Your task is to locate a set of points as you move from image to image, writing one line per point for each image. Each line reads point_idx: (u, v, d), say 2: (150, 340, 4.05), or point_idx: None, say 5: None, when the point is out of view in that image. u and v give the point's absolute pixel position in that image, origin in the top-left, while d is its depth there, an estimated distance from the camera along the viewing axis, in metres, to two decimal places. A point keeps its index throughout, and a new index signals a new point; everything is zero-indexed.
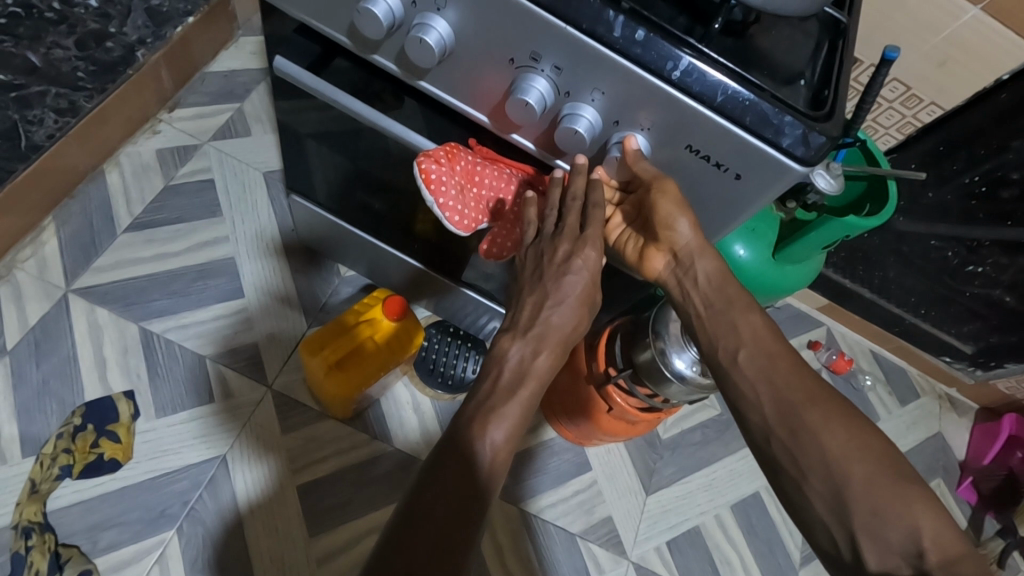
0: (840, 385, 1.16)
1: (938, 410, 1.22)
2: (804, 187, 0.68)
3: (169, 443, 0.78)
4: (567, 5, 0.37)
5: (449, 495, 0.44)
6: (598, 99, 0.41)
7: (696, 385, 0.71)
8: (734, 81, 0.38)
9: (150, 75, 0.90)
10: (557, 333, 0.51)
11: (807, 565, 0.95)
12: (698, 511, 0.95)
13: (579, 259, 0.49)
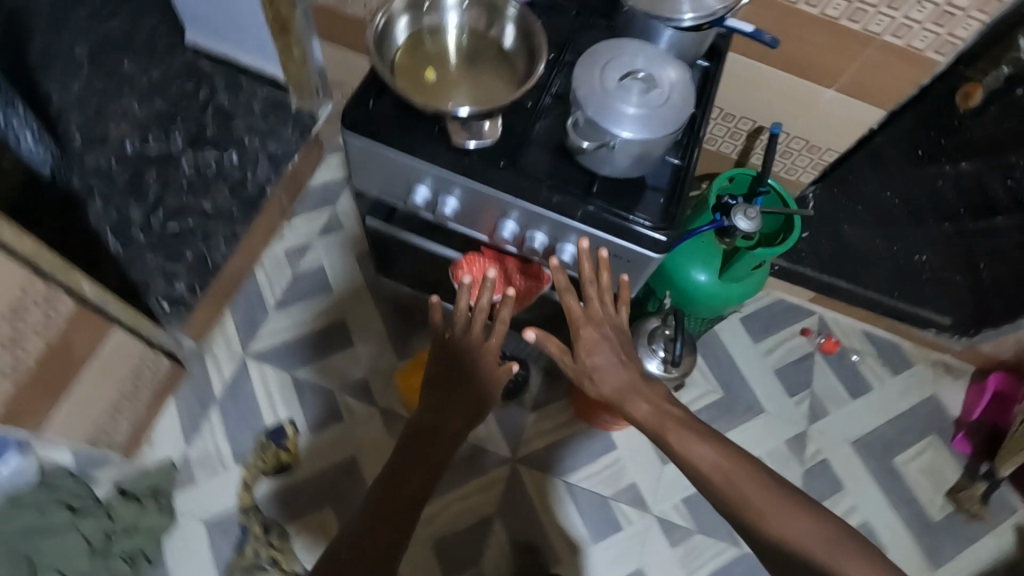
0: (833, 363, 1.37)
1: (933, 376, 1.38)
2: (731, 228, 0.94)
3: (322, 451, 1.17)
4: (515, 188, 0.68)
5: (407, 471, 0.71)
6: (543, 229, 0.72)
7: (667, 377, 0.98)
8: (612, 214, 0.68)
9: (276, 200, 1.31)
10: (471, 402, 0.76)
11: None
12: None
13: (483, 352, 0.76)
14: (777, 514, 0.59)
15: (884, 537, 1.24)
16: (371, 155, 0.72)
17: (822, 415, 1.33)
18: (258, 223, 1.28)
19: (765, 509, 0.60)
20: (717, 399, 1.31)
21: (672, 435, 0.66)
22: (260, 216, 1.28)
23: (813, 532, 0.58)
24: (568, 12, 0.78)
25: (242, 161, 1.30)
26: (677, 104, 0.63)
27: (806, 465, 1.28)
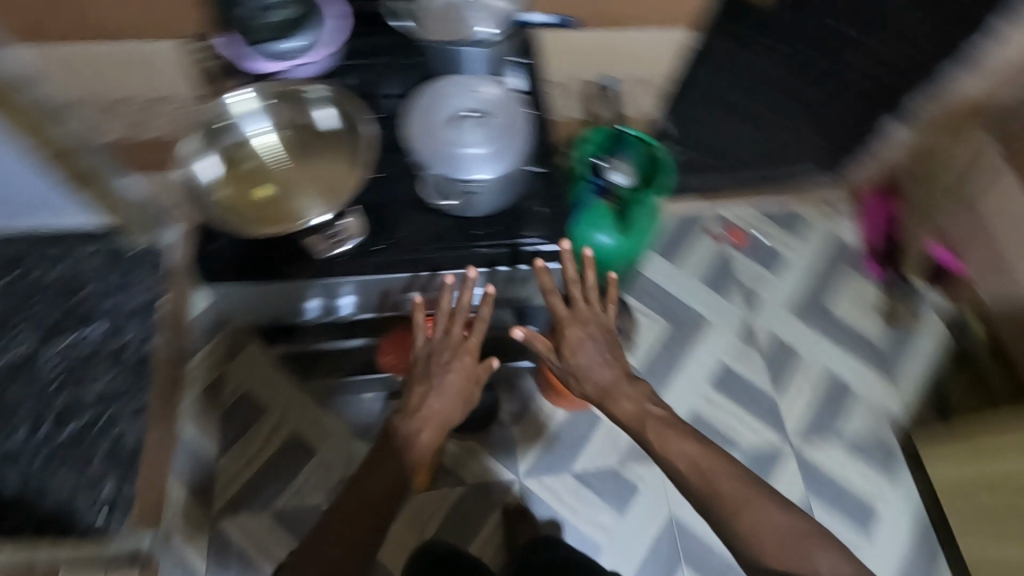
0: (745, 248, 1.45)
1: (824, 220, 1.48)
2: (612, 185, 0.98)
3: None
4: (403, 263, 0.67)
5: (353, 518, 0.68)
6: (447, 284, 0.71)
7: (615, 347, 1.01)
8: (504, 244, 0.68)
9: (163, 352, 1.19)
10: (441, 415, 0.73)
11: (779, 392, 1.31)
12: (689, 401, 1.29)
13: (456, 363, 0.74)
14: (749, 510, 0.70)
15: (851, 378, 1.33)
16: (245, 292, 0.68)
17: (757, 300, 1.40)
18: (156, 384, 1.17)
19: (738, 505, 0.70)
20: (666, 329, 1.36)
21: (653, 434, 0.78)
22: (155, 376, 1.17)
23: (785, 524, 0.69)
24: (368, 57, 0.74)
25: (113, 326, 1.19)
26: (514, 130, 0.65)
27: (763, 349, 1.35)
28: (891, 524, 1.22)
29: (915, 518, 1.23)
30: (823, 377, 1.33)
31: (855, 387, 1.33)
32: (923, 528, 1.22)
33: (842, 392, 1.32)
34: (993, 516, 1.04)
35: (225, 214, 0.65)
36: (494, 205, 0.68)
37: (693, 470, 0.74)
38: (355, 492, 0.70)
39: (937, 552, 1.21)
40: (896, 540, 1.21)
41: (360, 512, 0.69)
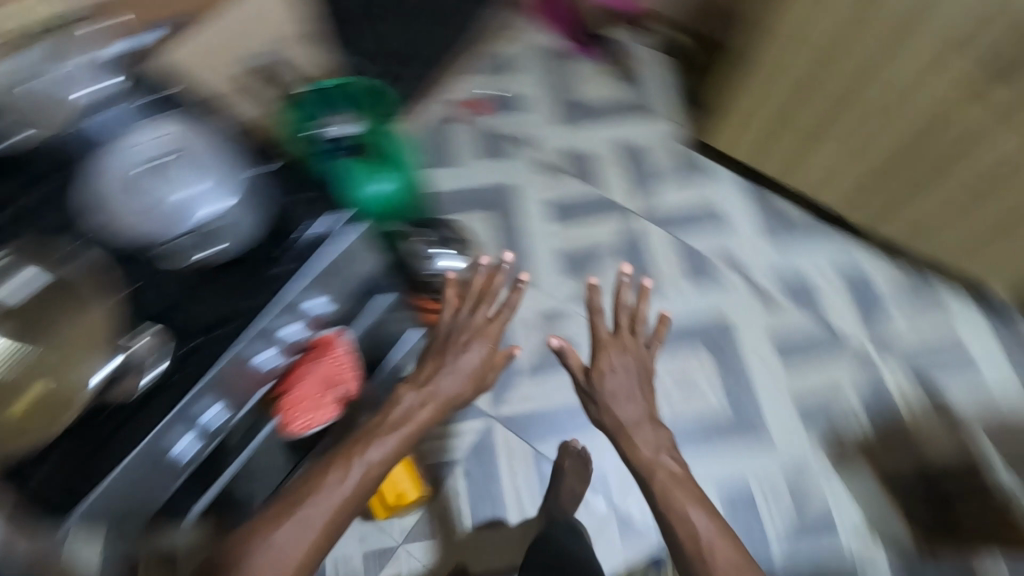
0: (491, 109, 1.52)
1: (522, 39, 1.60)
2: (341, 138, 1.01)
3: None
4: (228, 336, 0.60)
5: (327, 515, 0.70)
6: (286, 325, 0.65)
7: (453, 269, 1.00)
8: (301, 253, 0.64)
9: None
10: (449, 390, 0.89)
11: (599, 187, 1.45)
12: (549, 247, 1.38)
13: (472, 343, 0.94)
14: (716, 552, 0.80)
15: (633, 136, 1.50)
16: (117, 500, 0.56)
17: (529, 136, 1.50)
18: None
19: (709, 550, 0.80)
20: (492, 215, 1.41)
21: (659, 486, 0.91)
22: None
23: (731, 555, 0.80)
24: None
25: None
26: (202, 163, 0.62)
27: (566, 165, 1.47)
28: (734, 203, 1.43)
29: (743, 187, 1.45)
30: (617, 148, 1.49)
31: (640, 138, 1.50)
32: (752, 188, 1.45)
33: (636, 148, 1.49)
34: (777, 125, 1.27)
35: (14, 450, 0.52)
36: (262, 219, 0.63)
37: (688, 538, 0.82)
38: (334, 483, 0.72)
39: (769, 194, 1.44)
40: (746, 211, 1.42)
41: (339, 502, 0.71)
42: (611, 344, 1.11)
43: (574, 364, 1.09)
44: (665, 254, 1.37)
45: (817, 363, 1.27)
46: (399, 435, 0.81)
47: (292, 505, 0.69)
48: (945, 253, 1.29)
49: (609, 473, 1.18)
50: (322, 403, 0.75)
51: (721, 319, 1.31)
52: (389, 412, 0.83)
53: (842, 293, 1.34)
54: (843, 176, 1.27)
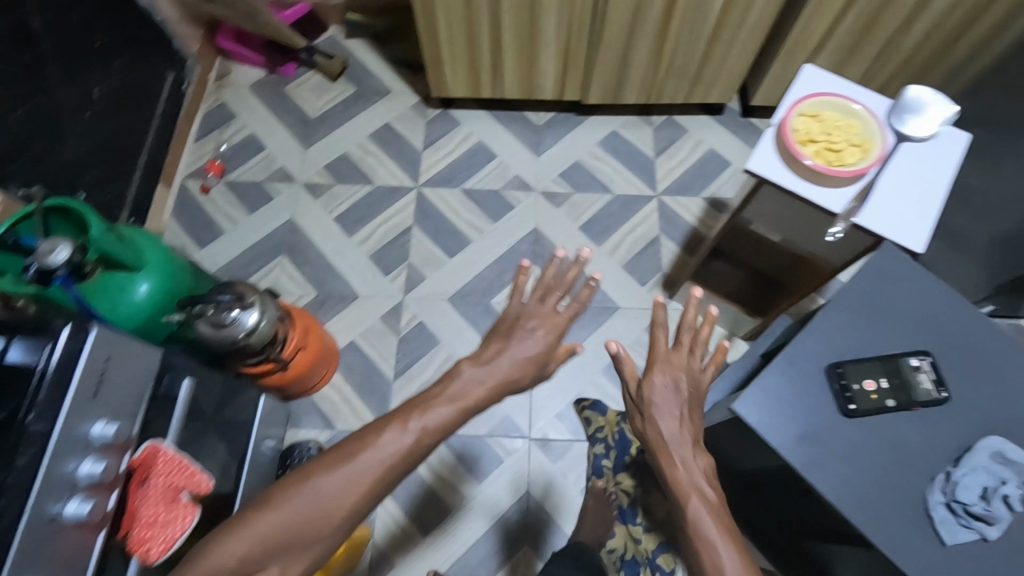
0: (234, 165, 1.47)
1: (233, 87, 1.57)
2: (76, 265, 0.86)
3: None
4: (9, 508, 0.54)
5: (373, 480, 0.62)
6: (75, 462, 0.60)
7: (262, 326, 0.98)
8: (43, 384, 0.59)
9: None
10: (508, 373, 0.73)
11: (374, 180, 1.46)
12: (359, 255, 1.37)
13: (535, 329, 0.78)
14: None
15: (377, 122, 1.54)
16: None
17: (287, 168, 1.47)
18: None
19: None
20: (288, 258, 1.37)
21: (699, 521, 0.66)
22: None
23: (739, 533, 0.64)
24: None
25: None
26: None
27: (332, 178, 1.46)
28: (493, 136, 1.52)
29: (493, 118, 1.53)
30: (369, 139, 1.51)
31: (385, 122, 1.54)
32: (502, 116, 1.54)
33: (386, 132, 1.52)
34: (472, 53, 1.33)
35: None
36: None
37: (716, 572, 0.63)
38: (388, 442, 0.64)
39: (521, 113, 1.54)
40: (506, 137, 1.51)
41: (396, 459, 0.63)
42: (665, 372, 0.76)
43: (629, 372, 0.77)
44: (458, 207, 1.42)
45: (622, 228, 1.41)
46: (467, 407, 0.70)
47: (347, 449, 0.63)
48: (678, 97, 1.45)
49: (512, 412, 1.23)
50: (176, 509, 0.67)
51: (531, 235, 1.40)
52: (453, 382, 0.71)
53: (614, 163, 1.48)
54: (551, 73, 1.37)
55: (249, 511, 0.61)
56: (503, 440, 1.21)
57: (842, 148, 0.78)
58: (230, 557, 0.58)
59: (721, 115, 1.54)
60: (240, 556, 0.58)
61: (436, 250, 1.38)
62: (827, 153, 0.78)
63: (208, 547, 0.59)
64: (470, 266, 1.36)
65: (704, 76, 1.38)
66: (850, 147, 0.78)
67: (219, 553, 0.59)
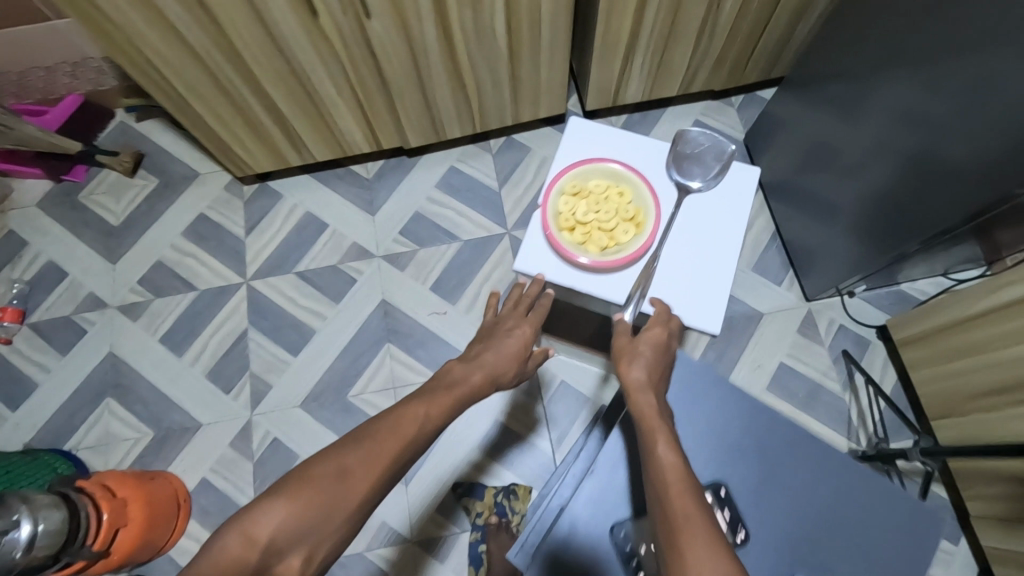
0: (36, 303, 1.30)
1: (18, 212, 1.37)
2: None
3: None
4: None
5: (395, 459, 0.61)
6: None
7: (50, 534, 0.85)
8: None
9: None
10: (496, 366, 0.77)
11: (198, 284, 1.30)
12: (196, 377, 1.23)
13: (516, 330, 0.82)
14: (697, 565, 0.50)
15: (190, 215, 1.36)
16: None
17: (99, 293, 1.30)
18: None
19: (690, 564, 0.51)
20: (117, 398, 1.22)
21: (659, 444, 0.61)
22: None
23: None
24: None
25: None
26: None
27: (150, 292, 1.30)
28: (321, 203, 1.36)
29: (317, 181, 1.37)
30: (185, 236, 1.35)
31: (199, 212, 1.37)
32: (326, 176, 1.38)
33: (202, 224, 1.35)
34: (256, 128, 1.15)
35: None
36: None
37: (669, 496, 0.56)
38: (407, 421, 0.64)
39: (347, 169, 1.38)
40: (335, 200, 1.36)
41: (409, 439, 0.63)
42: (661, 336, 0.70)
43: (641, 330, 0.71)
44: (296, 295, 1.28)
45: (476, 277, 1.29)
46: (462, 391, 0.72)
47: (365, 435, 0.61)
48: (507, 119, 1.32)
49: (390, 518, 1.12)
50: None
51: (380, 309, 1.27)
52: (444, 376, 0.74)
53: (456, 204, 1.35)
54: (354, 126, 1.20)
55: (285, 484, 0.56)
56: (385, 551, 1.11)
57: (615, 229, 0.73)
58: (248, 546, 0.52)
59: (563, 123, 1.41)
60: (264, 540, 0.52)
61: (279, 351, 1.24)
62: (600, 239, 0.73)
63: (236, 534, 0.53)
64: (318, 359, 1.24)
65: (524, 94, 1.25)
66: (624, 224, 0.74)
67: (238, 541, 0.52)
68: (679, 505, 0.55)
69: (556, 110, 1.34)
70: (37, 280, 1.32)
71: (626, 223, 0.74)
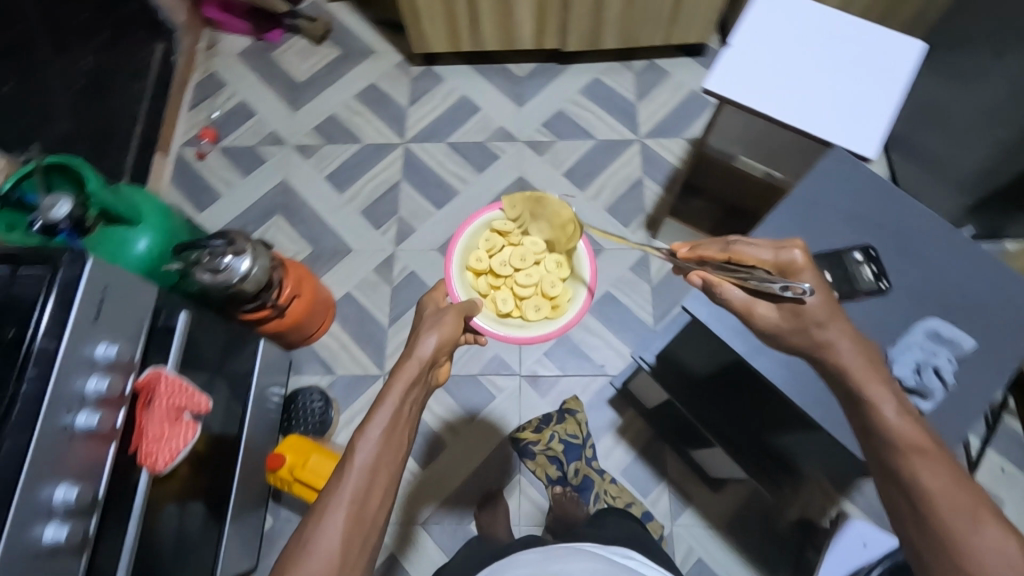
0: (228, 131, 1.52)
1: (221, 58, 1.60)
2: (58, 229, 0.91)
3: (424, 537, 1.16)
4: (32, 407, 0.61)
5: (368, 502, 0.57)
6: (93, 379, 0.68)
7: (258, 275, 1.05)
8: (55, 299, 0.65)
9: None
10: (450, 338, 0.69)
11: (363, 139, 1.50)
12: (352, 210, 1.43)
13: (439, 316, 0.70)
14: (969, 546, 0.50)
15: (363, 82, 1.56)
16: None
17: (278, 133, 1.52)
18: None
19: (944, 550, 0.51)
20: (283, 217, 1.43)
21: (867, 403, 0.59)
22: None
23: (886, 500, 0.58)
24: None
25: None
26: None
27: (322, 139, 1.51)
28: (476, 89, 1.54)
29: (475, 71, 1.55)
30: (356, 99, 1.55)
31: (370, 81, 1.57)
32: (483, 69, 1.56)
33: (372, 90, 1.55)
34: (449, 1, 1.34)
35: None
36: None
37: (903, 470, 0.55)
38: (359, 465, 0.58)
39: (502, 65, 1.56)
40: (489, 89, 1.54)
41: (374, 473, 0.59)
42: (826, 309, 0.62)
43: (762, 294, 0.65)
44: (444, 159, 1.46)
45: (604, 172, 1.44)
46: (415, 393, 0.65)
47: (326, 504, 0.57)
48: (655, 38, 1.47)
49: (502, 351, 1.28)
50: (180, 426, 0.79)
51: (516, 184, 1.43)
52: (402, 371, 0.65)
53: (594, 108, 1.50)
54: (527, 15, 1.38)
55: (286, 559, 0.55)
56: (494, 378, 1.26)
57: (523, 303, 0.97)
58: None
59: (701, 55, 1.55)
60: None
61: (425, 203, 1.42)
62: (506, 303, 0.98)
63: None
64: (457, 215, 1.41)
65: (680, 13, 1.40)
66: (537, 302, 0.96)
67: None
68: (900, 439, 0.56)
69: (700, 37, 1.48)
70: (229, 114, 1.54)
71: (540, 299, 0.97)
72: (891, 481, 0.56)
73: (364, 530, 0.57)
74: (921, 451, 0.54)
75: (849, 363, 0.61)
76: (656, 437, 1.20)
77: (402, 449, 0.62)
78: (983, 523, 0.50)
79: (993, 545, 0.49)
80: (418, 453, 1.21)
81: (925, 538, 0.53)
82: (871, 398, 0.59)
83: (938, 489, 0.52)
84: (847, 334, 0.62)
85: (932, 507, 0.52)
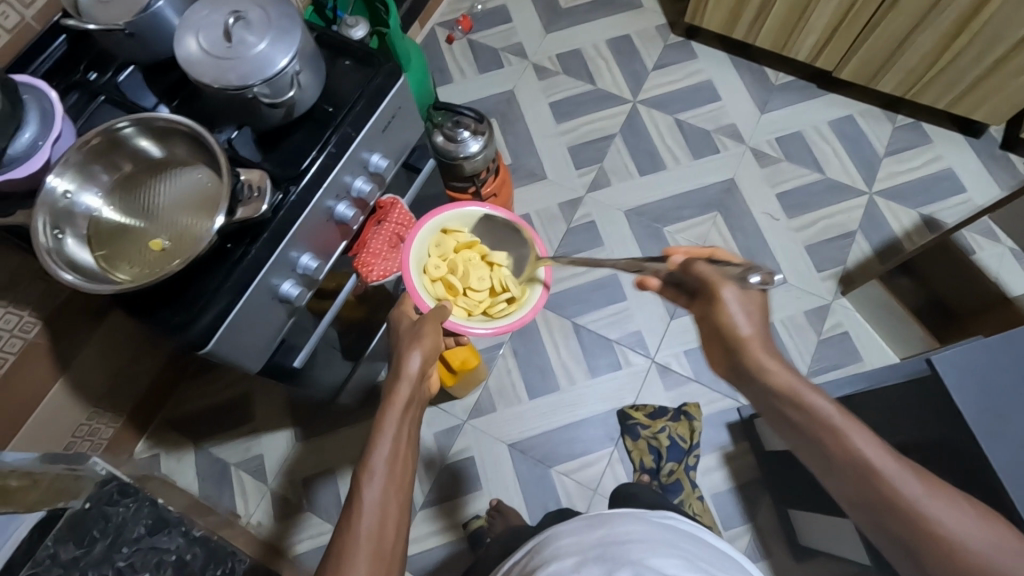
0: (481, 27, 1.59)
1: None
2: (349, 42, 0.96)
3: (500, 458, 1.20)
4: (319, 180, 0.69)
5: (387, 532, 0.57)
6: (359, 178, 0.75)
7: (479, 160, 1.08)
8: (366, 99, 0.72)
9: (227, 522, 1.12)
10: (433, 352, 0.69)
11: (597, 82, 1.51)
12: (561, 144, 1.45)
13: (418, 330, 0.70)
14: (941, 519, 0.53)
15: (620, 30, 1.56)
16: (231, 339, 0.66)
17: (524, 46, 1.56)
18: (247, 536, 1.11)
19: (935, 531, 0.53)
20: (498, 123, 1.48)
21: (789, 411, 0.62)
22: (241, 533, 1.10)
23: (864, 502, 0.57)
24: (120, 92, 0.71)
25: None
26: (274, 5, 0.64)
27: (560, 67, 1.53)
28: (725, 79, 1.49)
29: (733, 62, 1.51)
30: (606, 43, 1.55)
31: (626, 32, 1.56)
32: (741, 64, 1.51)
33: (625, 41, 1.55)
34: None
35: (139, 300, 0.63)
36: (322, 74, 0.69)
37: (867, 471, 0.56)
38: (370, 504, 0.57)
39: (762, 66, 1.50)
40: (738, 84, 1.49)
41: (386, 502, 0.58)
42: (753, 303, 0.64)
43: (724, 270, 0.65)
44: (664, 132, 1.45)
45: (820, 210, 1.36)
46: (409, 421, 0.64)
47: (343, 542, 0.55)
48: (939, 101, 1.35)
49: (646, 331, 1.27)
50: (396, 254, 0.82)
51: (725, 184, 1.39)
52: (397, 392, 0.64)
53: (837, 145, 1.42)
54: (821, 26, 1.31)
55: None
56: (627, 352, 1.26)
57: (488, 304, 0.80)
58: None
59: (976, 138, 1.41)
60: None
61: (629, 165, 1.42)
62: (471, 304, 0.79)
63: None
64: (655, 188, 1.40)
65: (985, 86, 1.27)
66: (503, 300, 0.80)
67: None
68: (833, 421, 0.59)
69: (990, 119, 1.34)
70: (487, 12, 1.60)
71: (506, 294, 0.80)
72: (858, 480, 0.57)
73: (388, 568, 0.55)
74: (851, 430, 0.58)
75: (773, 379, 0.63)
76: (760, 482, 1.16)
77: (410, 473, 0.62)
78: (908, 472, 0.55)
79: (926, 501, 0.54)
80: (531, 382, 1.25)
81: (889, 514, 0.55)
82: (797, 399, 0.61)
83: (870, 459, 0.56)
84: (776, 355, 0.64)
85: (873, 474, 0.56)
